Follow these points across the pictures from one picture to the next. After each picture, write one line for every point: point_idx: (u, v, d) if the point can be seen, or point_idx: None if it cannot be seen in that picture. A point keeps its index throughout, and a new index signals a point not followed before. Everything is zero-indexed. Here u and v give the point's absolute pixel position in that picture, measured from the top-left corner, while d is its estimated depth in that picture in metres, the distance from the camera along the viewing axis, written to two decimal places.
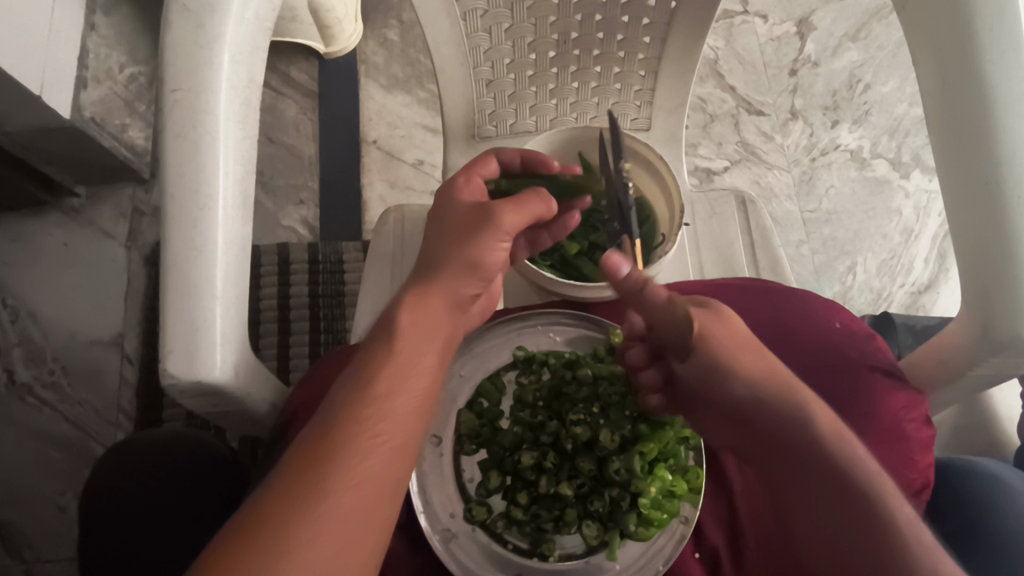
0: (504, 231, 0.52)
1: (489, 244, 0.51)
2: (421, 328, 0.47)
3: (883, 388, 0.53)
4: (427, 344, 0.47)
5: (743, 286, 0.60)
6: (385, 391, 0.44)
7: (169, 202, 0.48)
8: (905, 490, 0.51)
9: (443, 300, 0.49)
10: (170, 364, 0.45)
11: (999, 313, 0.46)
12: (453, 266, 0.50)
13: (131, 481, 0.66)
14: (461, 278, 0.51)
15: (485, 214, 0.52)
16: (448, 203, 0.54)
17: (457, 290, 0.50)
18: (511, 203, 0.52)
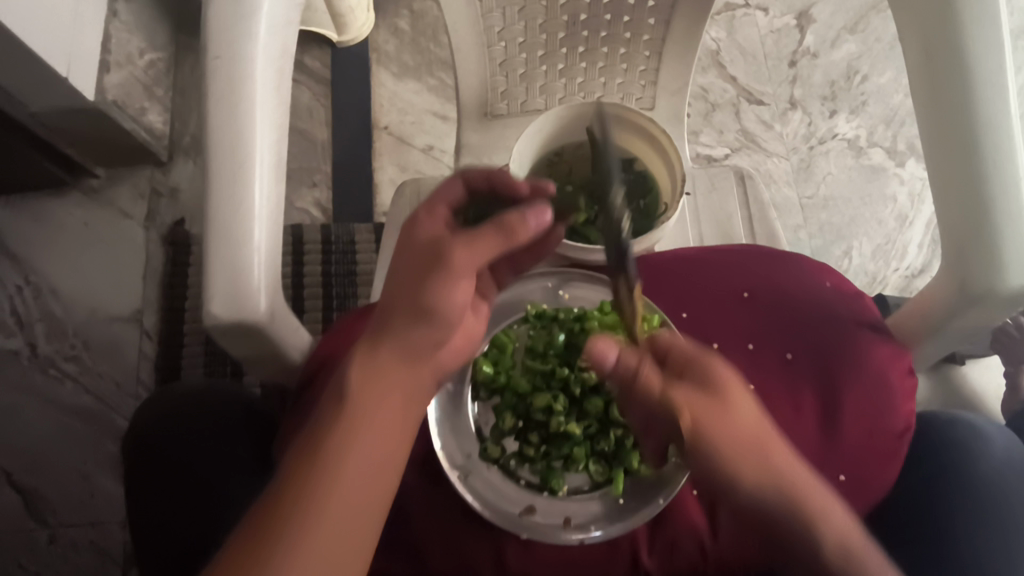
0: (457, 273, 0.46)
1: (442, 290, 0.46)
2: (371, 392, 0.45)
3: (868, 341, 0.57)
4: (378, 409, 0.45)
5: (740, 251, 0.64)
6: (338, 450, 0.43)
7: (210, 160, 0.52)
8: (888, 434, 0.55)
9: (396, 354, 0.46)
10: (213, 305, 0.50)
11: (975, 268, 0.50)
12: (401, 327, 0.46)
13: (169, 434, 0.64)
14: (413, 328, 0.46)
15: (434, 256, 0.47)
16: (402, 246, 0.49)
17: (409, 340, 0.46)
18: (462, 240, 0.47)
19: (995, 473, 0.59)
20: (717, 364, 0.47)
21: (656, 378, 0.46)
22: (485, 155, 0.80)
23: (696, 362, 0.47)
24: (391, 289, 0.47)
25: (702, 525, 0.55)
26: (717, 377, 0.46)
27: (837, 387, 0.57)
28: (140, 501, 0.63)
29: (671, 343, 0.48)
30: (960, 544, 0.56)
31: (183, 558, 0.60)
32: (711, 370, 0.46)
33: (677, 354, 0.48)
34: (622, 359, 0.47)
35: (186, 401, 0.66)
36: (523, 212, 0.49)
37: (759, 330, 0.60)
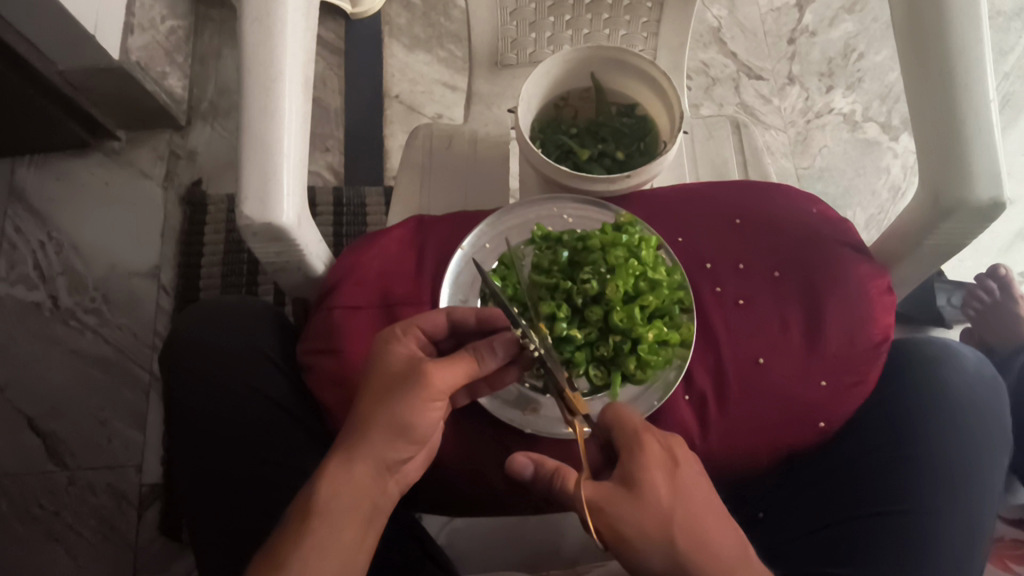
0: (434, 395, 0.52)
1: (420, 412, 0.51)
2: (343, 499, 0.50)
3: (848, 259, 0.62)
4: (351, 513, 0.50)
5: (732, 183, 0.69)
6: (323, 537, 0.48)
7: (246, 78, 0.57)
8: (866, 343, 0.60)
9: (368, 463, 0.51)
10: (246, 208, 0.54)
11: (948, 181, 0.55)
12: (375, 432, 0.51)
13: (193, 400, 0.64)
14: (388, 445, 0.51)
15: (412, 381, 0.51)
16: (379, 363, 0.53)
17: (383, 455, 0.51)
18: (438, 367, 0.52)
19: (962, 385, 0.62)
20: (647, 449, 0.49)
21: (570, 475, 0.51)
22: (495, 103, 0.86)
23: (631, 445, 0.50)
24: (366, 402, 0.52)
25: (693, 427, 0.59)
26: (640, 465, 0.48)
27: (821, 301, 0.61)
28: (179, 439, 0.64)
29: (621, 412, 0.52)
30: (907, 451, 0.60)
31: (243, 503, 0.61)
32: (643, 458, 0.49)
33: (616, 434, 0.51)
34: (537, 470, 0.53)
35: (203, 341, 0.66)
36: (494, 341, 0.54)
37: (750, 251, 0.64)
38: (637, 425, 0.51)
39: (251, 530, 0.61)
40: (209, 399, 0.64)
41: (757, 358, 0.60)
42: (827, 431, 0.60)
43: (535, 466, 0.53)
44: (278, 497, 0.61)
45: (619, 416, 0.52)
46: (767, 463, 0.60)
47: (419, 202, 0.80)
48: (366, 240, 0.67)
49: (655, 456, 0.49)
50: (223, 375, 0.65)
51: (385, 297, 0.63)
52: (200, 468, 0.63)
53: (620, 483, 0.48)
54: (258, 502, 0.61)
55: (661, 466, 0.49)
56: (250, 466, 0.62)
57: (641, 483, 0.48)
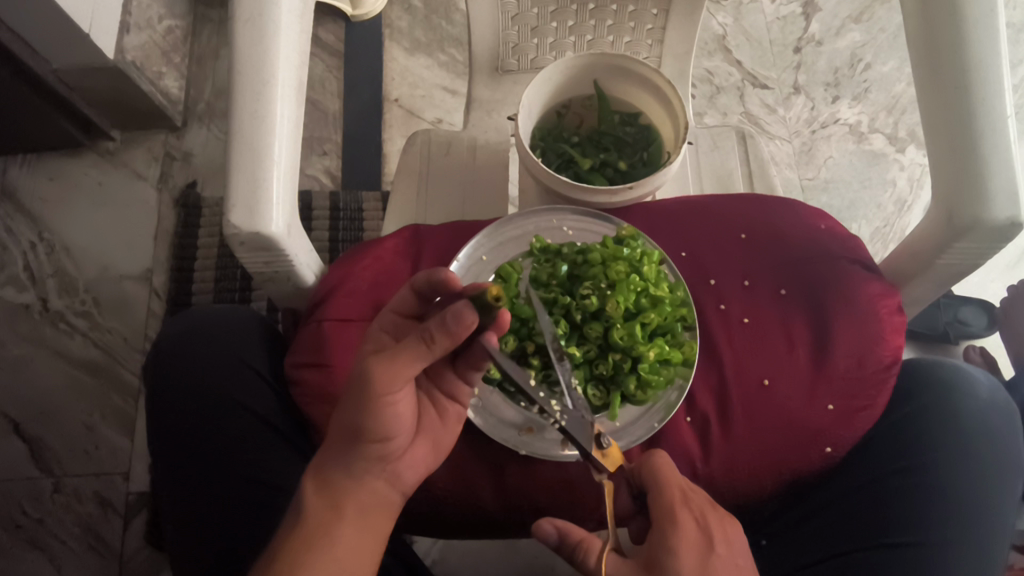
0: (386, 389, 0.47)
1: (375, 411, 0.47)
2: (326, 499, 0.48)
3: (860, 277, 0.60)
4: (336, 514, 0.47)
5: (738, 196, 0.66)
6: (313, 540, 0.46)
7: (236, 82, 0.55)
8: (876, 364, 0.57)
9: (341, 465, 0.49)
10: (233, 216, 0.52)
11: (966, 200, 0.52)
12: (342, 436, 0.49)
13: (177, 407, 0.62)
14: (356, 447, 0.49)
15: (361, 384, 0.47)
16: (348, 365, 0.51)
17: (354, 457, 0.49)
18: (383, 360, 0.47)
19: (975, 409, 0.60)
20: (680, 525, 0.46)
21: (594, 547, 0.48)
22: (495, 109, 0.84)
23: (664, 520, 0.47)
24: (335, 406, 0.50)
25: (695, 450, 0.56)
26: (670, 548, 0.46)
27: (831, 319, 0.59)
28: (162, 447, 0.62)
29: (660, 468, 0.50)
30: (919, 477, 0.57)
31: (219, 515, 0.59)
32: (674, 539, 0.46)
33: (652, 498, 0.48)
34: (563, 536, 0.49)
35: (191, 346, 0.64)
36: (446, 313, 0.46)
37: (755, 266, 0.62)
38: (679, 492, 0.48)
39: (217, 536, 0.59)
40: (193, 406, 0.62)
41: (763, 380, 0.58)
42: (834, 456, 0.57)
43: (562, 533, 0.49)
44: (263, 520, 0.59)
45: (659, 478, 0.49)
46: (771, 488, 0.57)
47: (416, 209, 0.78)
48: (359, 249, 0.64)
49: (687, 535, 0.46)
50: (209, 383, 0.62)
51: (378, 307, 0.61)
52: (179, 465, 0.61)
53: (644, 564, 0.46)
54: (239, 519, 0.59)
55: (695, 548, 0.46)
56: (227, 478, 0.60)
57: (666, 569, 0.45)
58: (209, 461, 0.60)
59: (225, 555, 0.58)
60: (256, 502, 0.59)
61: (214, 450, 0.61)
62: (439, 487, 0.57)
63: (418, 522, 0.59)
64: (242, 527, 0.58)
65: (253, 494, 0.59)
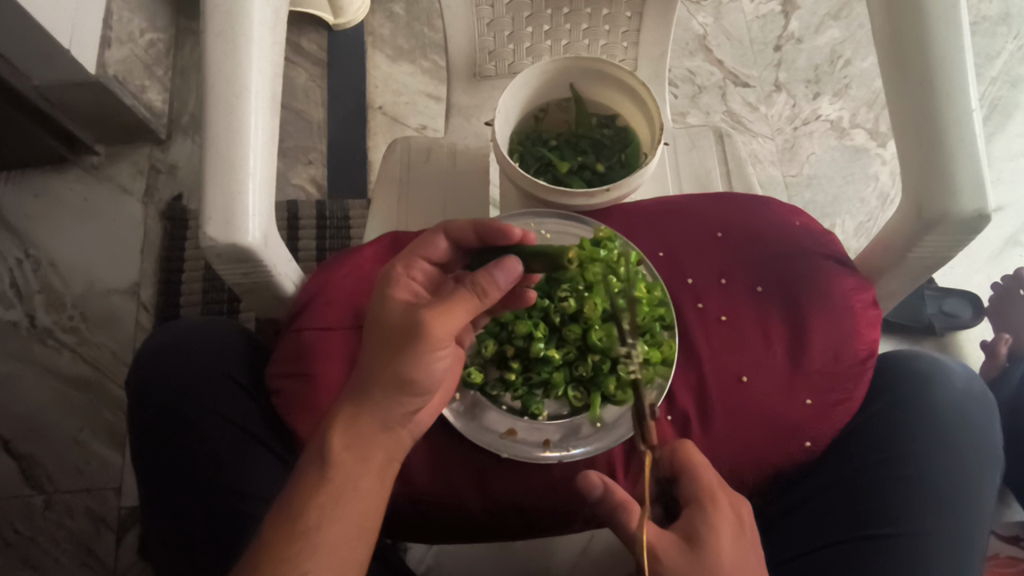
0: (437, 343, 0.49)
1: (421, 360, 0.49)
2: (356, 449, 0.48)
3: (835, 273, 0.60)
4: (364, 462, 0.48)
5: (713, 196, 0.67)
6: (338, 487, 0.47)
7: (209, 96, 0.55)
8: (852, 358, 0.58)
9: (375, 420, 0.49)
10: (209, 228, 0.52)
11: (936, 193, 0.53)
12: (384, 386, 0.49)
13: (159, 409, 0.63)
14: (393, 398, 0.49)
15: (408, 335, 0.49)
16: (379, 314, 0.52)
17: (392, 409, 0.49)
18: (439, 313, 0.49)
19: (952, 399, 0.60)
20: (716, 501, 0.47)
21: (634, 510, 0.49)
22: (474, 115, 0.84)
23: (702, 499, 0.47)
24: (373, 355, 0.50)
25: None
26: (710, 524, 0.46)
27: (807, 314, 0.59)
28: (143, 449, 0.62)
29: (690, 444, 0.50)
30: (901, 469, 0.58)
31: (192, 519, 0.60)
32: (712, 517, 0.47)
33: (684, 481, 0.49)
34: (606, 492, 0.50)
35: (178, 349, 0.64)
36: (491, 268, 0.51)
37: (731, 265, 0.62)
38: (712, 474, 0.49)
39: (190, 538, 0.59)
40: (174, 409, 0.62)
41: (741, 376, 0.58)
42: (814, 451, 0.58)
43: (605, 491, 0.50)
44: (234, 526, 0.59)
45: (692, 461, 0.49)
46: (751, 484, 0.57)
47: (397, 216, 0.79)
48: (341, 256, 0.65)
49: (723, 511, 0.47)
50: (191, 388, 0.63)
51: (357, 317, 0.61)
52: (158, 468, 0.61)
53: (682, 538, 0.46)
54: (213, 524, 0.59)
55: (729, 526, 0.47)
56: (204, 482, 0.60)
57: (705, 543, 0.46)
58: (186, 466, 0.61)
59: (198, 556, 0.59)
60: (229, 507, 0.59)
61: (192, 455, 0.61)
62: (423, 493, 0.57)
63: (402, 529, 0.59)
64: (214, 530, 0.59)
65: (226, 502, 0.59)
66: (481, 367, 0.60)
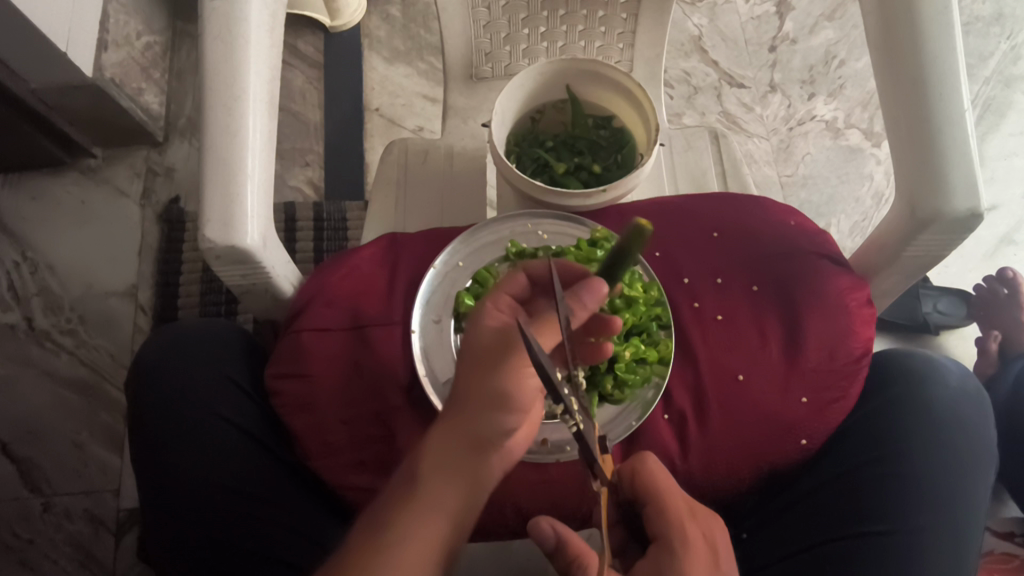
0: (531, 360, 0.48)
1: (513, 376, 0.48)
2: (445, 468, 0.46)
3: (830, 271, 0.60)
4: (454, 482, 0.46)
5: (708, 196, 0.67)
6: (425, 506, 0.44)
7: (207, 98, 0.55)
8: (847, 357, 0.58)
9: (471, 437, 0.46)
10: (208, 230, 0.52)
11: (929, 192, 0.53)
12: (481, 403, 0.47)
13: (156, 407, 0.63)
14: (490, 414, 0.47)
15: (507, 353, 0.48)
16: (471, 335, 0.49)
17: (489, 426, 0.47)
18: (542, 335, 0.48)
19: (946, 397, 0.61)
20: (684, 538, 0.45)
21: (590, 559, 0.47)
22: (470, 117, 0.85)
23: (667, 535, 0.46)
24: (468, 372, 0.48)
25: (673, 447, 0.57)
26: (679, 570, 0.44)
27: (802, 313, 0.59)
28: (138, 446, 0.62)
29: (647, 473, 0.48)
30: (894, 468, 0.58)
31: (189, 517, 0.60)
32: (683, 555, 0.44)
33: (648, 514, 0.47)
34: (561, 540, 0.48)
35: (176, 347, 0.65)
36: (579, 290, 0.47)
37: (726, 265, 0.63)
38: (677, 501, 0.47)
39: (186, 536, 0.60)
40: (171, 407, 0.62)
41: (737, 375, 0.58)
42: (809, 448, 0.58)
43: (558, 539, 0.48)
44: (234, 524, 0.60)
45: (654, 492, 0.47)
46: (747, 482, 0.58)
47: (395, 218, 0.79)
48: (340, 256, 0.65)
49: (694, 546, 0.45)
50: (188, 387, 0.63)
51: (356, 319, 0.61)
52: (153, 465, 0.61)
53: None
54: (210, 522, 0.60)
55: (703, 560, 0.45)
56: (200, 482, 0.60)
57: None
58: (181, 463, 0.61)
59: (196, 553, 0.59)
60: (228, 505, 0.60)
61: (188, 453, 0.61)
62: None
63: None
64: (213, 528, 0.60)
65: (224, 501, 0.60)
66: None
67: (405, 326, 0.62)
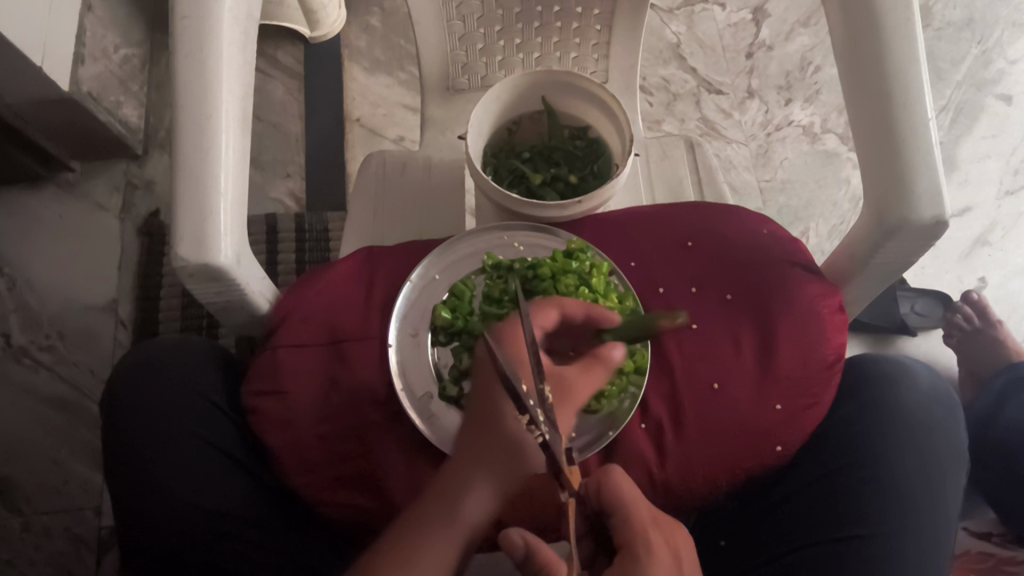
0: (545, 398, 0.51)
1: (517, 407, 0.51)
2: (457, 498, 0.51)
3: (802, 279, 0.61)
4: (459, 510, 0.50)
5: (683, 206, 0.68)
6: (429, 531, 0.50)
7: (178, 116, 0.55)
8: (820, 364, 0.59)
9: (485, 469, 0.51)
10: (181, 248, 0.52)
11: (893, 201, 0.54)
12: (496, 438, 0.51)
13: (130, 425, 0.62)
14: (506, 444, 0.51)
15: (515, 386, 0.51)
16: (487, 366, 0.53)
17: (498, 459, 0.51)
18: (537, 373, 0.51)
19: (918, 400, 0.62)
20: (651, 546, 0.45)
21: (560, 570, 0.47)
22: (448, 128, 0.85)
23: (632, 543, 0.46)
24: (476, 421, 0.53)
25: (651, 455, 0.57)
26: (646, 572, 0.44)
27: (775, 321, 0.60)
28: (113, 466, 0.62)
29: (614, 481, 0.49)
30: (868, 471, 0.59)
31: (165, 539, 0.59)
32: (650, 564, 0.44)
33: (615, 524, 0.48)
34: (530, 552, 0.48)
35: (149, 364, 0.64)
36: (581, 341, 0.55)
37: (701, 274, 0.63)
38: (642, 512, 0.48)
39: (164, 557, 0.59)
40: (146, 425, 0.62)
41: (712, 383, 0.59)
42: (784, 455, 0.59)
43: (528, 549, 0.49)
44: (211, 544, 0.59)
45: (621, 499, 0.48)
46: (725, 488, 0.58)
47: (372, 231, 0.79)
48: (318, 271, 0.65)
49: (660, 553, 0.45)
50: (162, 404, 0.62)
51: (333, 333, 0.61)
52: (128, 485, 0.61)
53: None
54: (187, 543, 0.59)
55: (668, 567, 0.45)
56: (174, 503, 0.59)
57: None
58: (156, 483, 0.60)
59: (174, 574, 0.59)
60: (205, 525, 0.59)
61: (162, 472, 0.60)
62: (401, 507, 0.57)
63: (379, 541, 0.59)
64: (191, 549, 0.59)
65: (200, 521, 0.59)
66: (456, 381, 0.60)
67: (382, 340, 0.61)
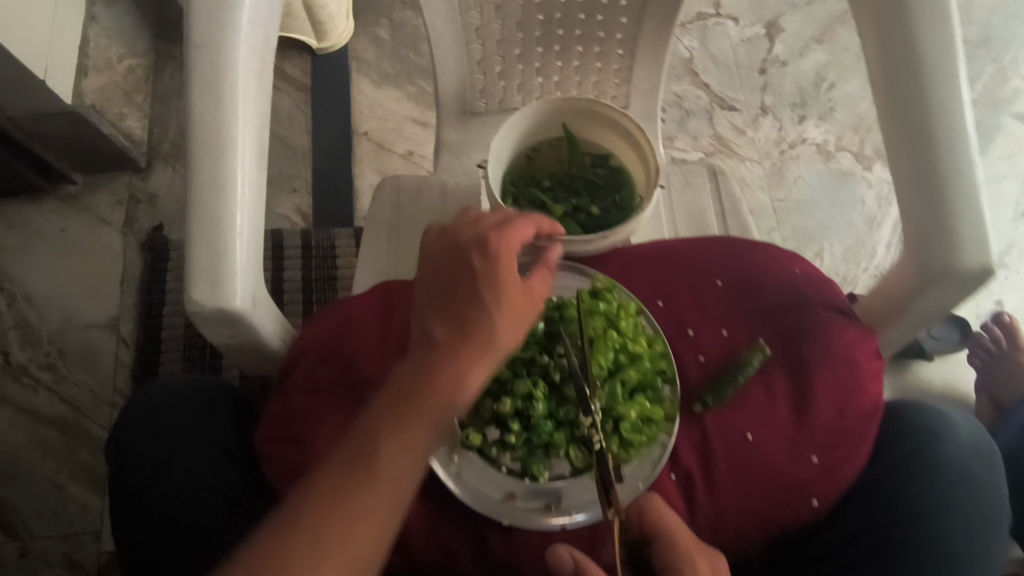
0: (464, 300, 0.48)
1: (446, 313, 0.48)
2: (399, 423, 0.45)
3: (838, 325, 0.59)
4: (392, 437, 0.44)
5: (711, 241, 0.66)
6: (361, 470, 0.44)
7: (192, 150, 0.53)
8: (857, 414, 0.57)
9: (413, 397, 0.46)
10: (195, 292, 0.50)
11: (934, 248, 0.53)
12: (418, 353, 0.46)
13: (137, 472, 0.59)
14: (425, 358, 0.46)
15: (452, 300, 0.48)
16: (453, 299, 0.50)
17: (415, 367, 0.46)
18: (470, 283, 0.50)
19: (957, 453, 0.60)
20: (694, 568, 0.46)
21: None
22: (464, 153, 0.82)
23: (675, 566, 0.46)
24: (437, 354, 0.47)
25: (681, 509, 0.55)
26: None
27: (809, 368, 0.58)
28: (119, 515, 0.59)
29: (653, 504, 0.49)
30: (913, 528, 0.57)
31: None
32: None
33: (657, 545, 0.47)
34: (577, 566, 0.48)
35: (160, 408, 0.62)
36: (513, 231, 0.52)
37: (731, 316, 0.61)
38: (684, 536, 0.48)
39: None
40: (156, 472, 0.59)
41: (746, 434, 0.56)
42: (819, 508, 0.56)
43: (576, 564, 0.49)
44: None
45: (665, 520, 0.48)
46: (758, 543, 0.56)
47: (387, 261, 0.77)
48: (334, 308, 0.63)
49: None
50: (174, 450, 0.60)
51: (349, 376, 0.59)
52: (135, 535, 0.58)
53: None
54: None
55: None
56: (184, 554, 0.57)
57: None
58: (165, 533, 0.58)
59: None
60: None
61: (172, 522, 0.58)
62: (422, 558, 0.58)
63: None
64: None
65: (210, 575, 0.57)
66: (479, 428, 0.57)
67: None
